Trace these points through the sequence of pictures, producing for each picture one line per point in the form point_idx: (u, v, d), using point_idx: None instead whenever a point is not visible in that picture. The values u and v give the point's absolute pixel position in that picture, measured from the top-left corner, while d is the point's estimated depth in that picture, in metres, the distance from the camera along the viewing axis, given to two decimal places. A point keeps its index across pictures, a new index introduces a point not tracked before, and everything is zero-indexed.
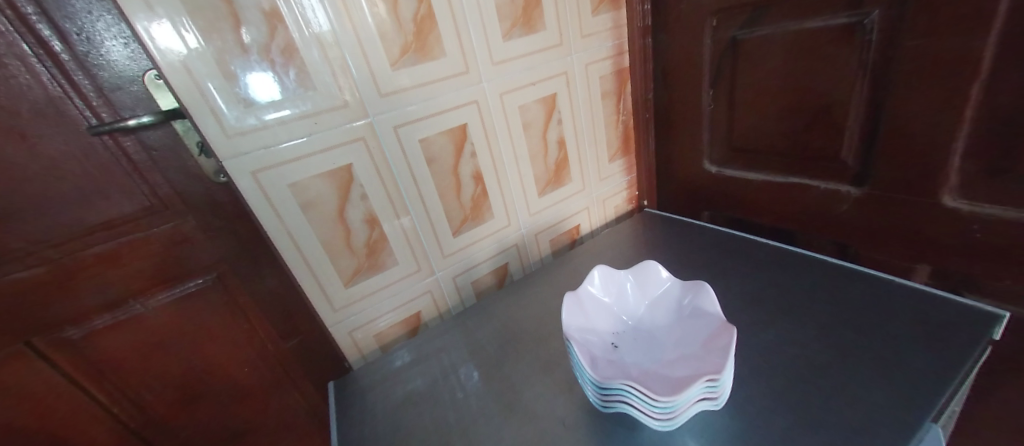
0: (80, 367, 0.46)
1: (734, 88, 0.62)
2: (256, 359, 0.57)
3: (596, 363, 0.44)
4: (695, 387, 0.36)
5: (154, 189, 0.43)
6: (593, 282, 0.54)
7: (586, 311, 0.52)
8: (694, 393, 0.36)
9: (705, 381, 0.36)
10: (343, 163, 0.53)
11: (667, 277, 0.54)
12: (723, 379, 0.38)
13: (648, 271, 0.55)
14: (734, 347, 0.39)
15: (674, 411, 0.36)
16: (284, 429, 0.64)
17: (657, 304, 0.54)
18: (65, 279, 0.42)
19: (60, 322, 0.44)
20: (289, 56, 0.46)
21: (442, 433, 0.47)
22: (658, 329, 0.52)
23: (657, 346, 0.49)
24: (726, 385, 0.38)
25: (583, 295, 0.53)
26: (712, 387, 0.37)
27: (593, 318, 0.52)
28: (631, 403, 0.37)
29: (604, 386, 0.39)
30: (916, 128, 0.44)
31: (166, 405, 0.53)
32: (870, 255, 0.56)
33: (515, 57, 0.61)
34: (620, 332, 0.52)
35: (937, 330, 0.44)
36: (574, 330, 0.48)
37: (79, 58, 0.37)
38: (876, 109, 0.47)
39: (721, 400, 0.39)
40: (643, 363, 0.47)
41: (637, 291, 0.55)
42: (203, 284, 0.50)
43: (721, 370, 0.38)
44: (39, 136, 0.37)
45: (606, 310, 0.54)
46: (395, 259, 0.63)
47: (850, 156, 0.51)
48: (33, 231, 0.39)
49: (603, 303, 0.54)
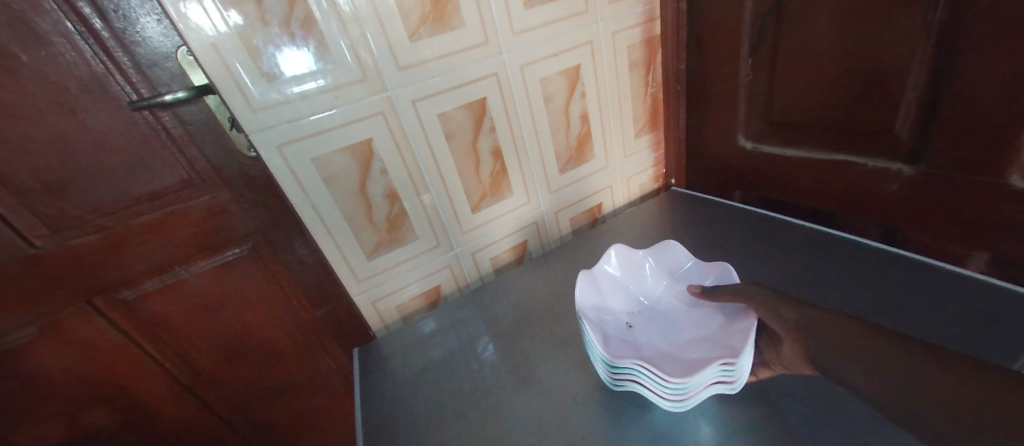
0: (134, 325, 0.51)
1: (776, 56, 0.57)
2: (290, 324, 0.61)
3: (610, 343, 0.43)
4: (710, 369, 0.35)
5: (191, 162, 0.46)
6: (609, 260, 0.54)
7: (599, 290, 0.51)
8: (709, 376, 0.36)
9: (721, 364, 0.36)
10: (363, 137, 0.53)
11: (687, 256, 0.52)
12: (740, 364, 0.37)
13: (666, 250, 0.54)
14: (754, 335, 0.38)
15: (688, 392, 0.35)
16: (316, 389, 0.69)
17: (675, 284, 0.53)
18: (118, 244, 0.46)
19: (117, 284, 0.48)
20: (308, 29, 0.45)
21: (459, 402, 0.49)
22: (676, 311, 0.51)
23: (674, 327, 0.48)
24: (744, 369, 0.37)
25: (598, 273, 0.52)
26: (729, 372, 0.37)
27: (607, 297, 0.51)
28: (641, 382, 0.37)
29: (616, 365, 0.39)
30: (990, 99, 0.38)
31: (211, 361, 0.58)
32: (920, 240, 0.51)
33: (537, 26, 0.59)
34: (636, 310, 0.52)
35: (981, 329, 0.42)
36: (587, 309, 0.48)
37: (118, 35, 0.39)
38: (938, 77, 0.42)
39: (739, 384, 0.38)
40: (658, 343, 0.46)
41: (655, 269, 0.54)
42: (241, 252, 0.54)
43: (739, 355, 0.37)
44: (87, 112, 0.40)
45: (621, 289, 0.53)
46: (415, 234, 0.64)
47: (904, 130, 0.46)
48: (88, 200, 0.43)
49: (619, 282, 0.53)
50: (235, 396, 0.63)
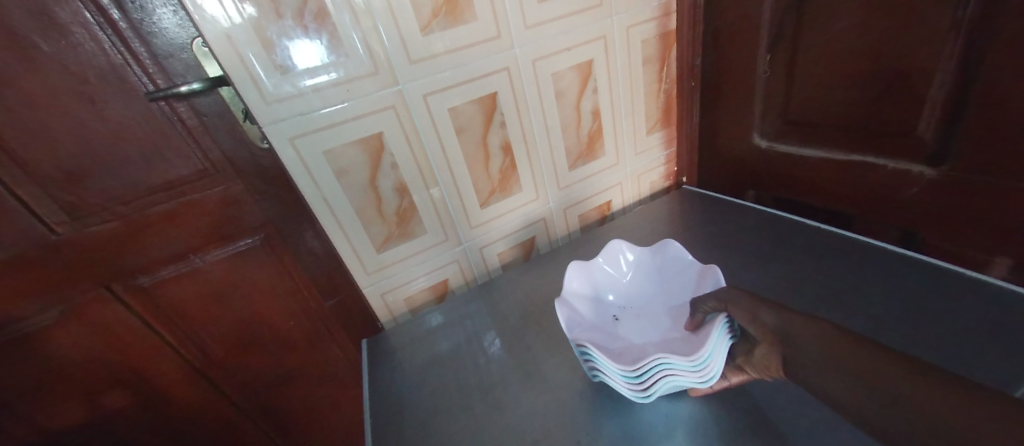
0: (150, 310, 0.53)
1: (796, 52, 0.56)
2: (300, 313, 0.62)
3: (586, 331, 0.48)
4: (652, 360, 0.37)
5: (206, 153, 0.47)
6: (606, 255, 0.57)
7: (593, 282, 0.55)
8: (658, 368, 0.37)
9: (668, 358, 0.37)
10: (374, 131, 0.53)
11: (685, 255, 0.53)
12: (704, 357, 0.38)
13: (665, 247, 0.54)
14: (711, 333, 0.38)
15: (637, 380, 0.39)
16: (325, 378, 0.70)
17: (671, 282, 0.54)
18: (135, 232, 0.48)
19: (134, 271, 0.50)
20: (321, 21, 0.45)
21: (464, 395, 0.49)
22: (665, 311, 0.52)
23: (657, 325, 0.51)
24: (712, 364, 0.38)
25: (594, 267, 0.55)
26: (686, 368, 0.37)
27: (599, 290, 0.55)
28: (603, 371, 0.41)
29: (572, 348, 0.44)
30: (1016, 100, 0.37)
31: (223, 348, 0.59)
32: (940, 245, 0.50)
33: (550, 20, 0.58)
34: (625, 305, 0.55)
35: (1000, 342, 0.40)
36: (576, 298, 0.52)
37: (136, 26, 0.39)
38: (966, 74, 0.40)
39: (710, 377, 0.38)
40: (635, 339, 0.49)
41: (653, 265, 0.56)
42: (254, 242, 0.55)
43: (701, 348, 0.38)
44: (106, 102, 0.41)
45: (615, 283, 0.56)
46: (423, 228, 0.64)
47: (928, 131, 0.45)
48: (107, 189, 0.44)
49: (615, 277, 0.57)
50: (246, 382, 0.64)
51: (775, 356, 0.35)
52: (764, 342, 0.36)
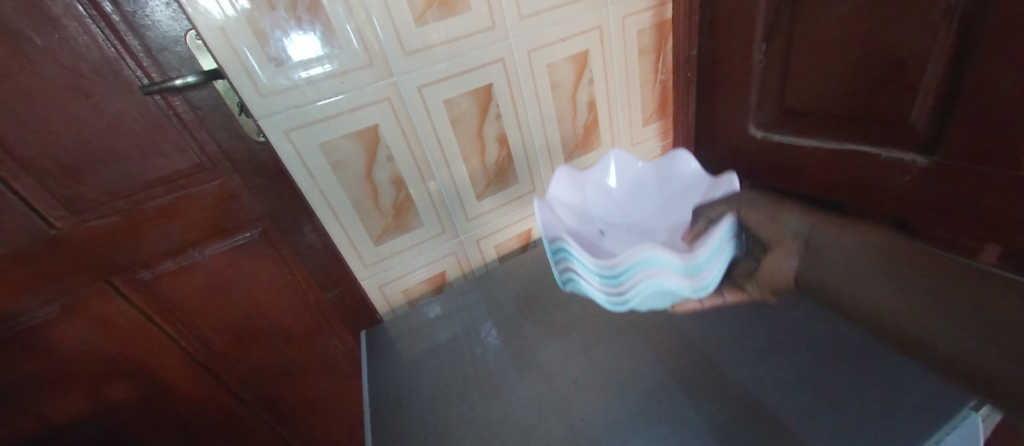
0: (150, 304, 0.53)
1: (791, 40, 0.56)
2: (299, 305, 0.63)
3: (573, 230, 0.58)
4: (642, 255, 0.45)
5: (202, 146, 0.47)
6: (599, 166, 0.63)
7: (584, 193, 0.63)
8: (645, 264, 0.46)
9: (666, 259, 0.45)
10: (369, 124, 0.53)
11: (697, 174, 0.59)
12: (701, 260, 0.46)
13: (678, 161, 0.61)
14: (712, 236, 0.47)
15: (621, 276, 0.48)
16: (326, 369, 0.71)
17: (672, 204, 0.61)
18: (134, 227, 0.48)
19: (133, 265, 0.50)
20: (315, 13, 0.45)
21: (462, 384, 0.50)
22: (654, 229, 0.61)
23: (642, 238, 0.60)
24: (708, 271, 0.47)
25: (589, 180, 0.63)
26: (683, 267, 0.46)
27: (591, 202, 0.63)
28: (576, 271, 0.52)
29: (558, 251, 0.52)
30: (1010, 89, 0.36)
31: (224, 340, 0.60)
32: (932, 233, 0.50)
33: (545, 10, 0.58)
34: (618, 224, 0.63)
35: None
36: (569, 209, 0.60)
37: (128, 19, 0.39)
38: (958, 62, 0.40)
39: (705, 285, 0.48)
40: (618, 249, 0.59)
41: (657, 180, 0.63)
42: (252, 235, 0.55)
43: (697, 253, 0.46)
44: (101, 96, 0.41)
45: (611, 172, 0.64)
46: (421, 220, 0.64)
47: (921, 120, 0.45)
48: (104, 184, 0.44)
49: (619, 163, 0.63)
50: (248, 374, 0.65)
51: (792, 257, 0.45)
52: (781, 244, 0.46)
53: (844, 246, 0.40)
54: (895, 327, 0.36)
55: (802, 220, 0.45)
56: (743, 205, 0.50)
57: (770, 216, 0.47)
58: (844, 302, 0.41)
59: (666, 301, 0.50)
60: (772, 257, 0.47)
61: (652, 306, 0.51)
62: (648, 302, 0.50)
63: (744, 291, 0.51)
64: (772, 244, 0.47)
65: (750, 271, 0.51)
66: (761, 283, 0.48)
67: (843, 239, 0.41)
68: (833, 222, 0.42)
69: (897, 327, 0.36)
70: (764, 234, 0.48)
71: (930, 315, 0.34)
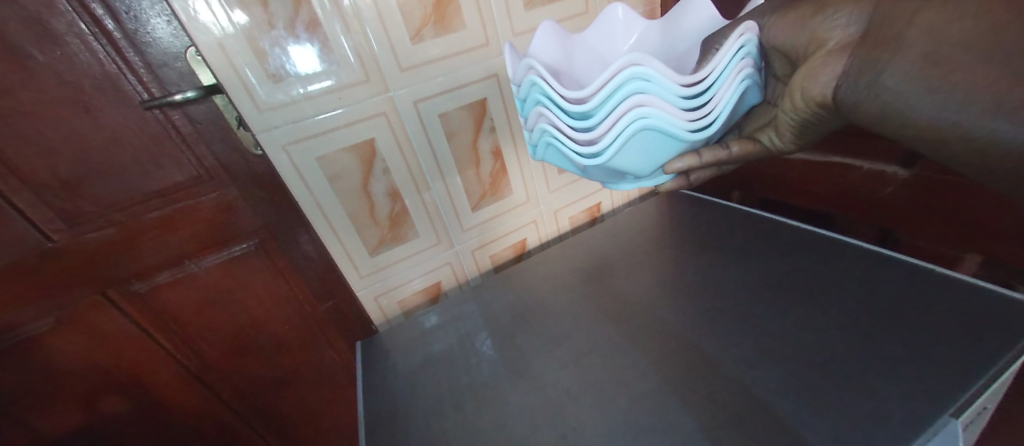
0: (145, 316, 0.54)
1: None
2: (295, 316, 0.63)
3: (562, 69, 0.49)
4: (625, 76, 0.33)
5: (200, 160, 0.48)
6: (594, 26, 0.53)
7: (573, 56, 0.51)
8: (628, 86, 0.34)
9: (655, 72, 0.33)
10: (365, 138, 0.54)
11: (707, 17, 0.46)
12: (709, 83, 0.34)
13: (687, 9, 0.47)
14: (728, 43, 0.34)
15: (596, 115, 0.36)
16: (320, 380, 0.71)
17: (687, 53, 0.48)
18: (130, 239, 0.48)
19: (129, 277, 0.51)
20: (313, 31, 0.47)
21: (456, 395, 0.50)
22: None
23: None
24: (718, 95, 0.34)
25: (578, 44, 0.52)
26: (676, 93, 0.34)
27: (580, 64, 0.51)
28: (553, 114, 0.39)
29: (529, 89, 0.41)
30: None
31: (219, 352, 0.60)
32: (914, 241, 0.52)
33: (538, 28, 0.59)
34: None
35: (977, 322, 0.41)
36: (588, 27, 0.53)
37: (130, 36, 0.40)
38: None
39: (711, 121, 0.35)
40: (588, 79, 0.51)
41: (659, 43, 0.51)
42: (248, 247, 0.56)
43: (704, 69, 0.34)
44: (102, 111, 0.42)
45: (613, 37, 0.53)
46: (416, 231, 0.65)
47: None
48: (102, 197, 0.45)
49: (614, 23, 0.53)
50: (242, 386, 0.65)
51: None
52: None
53: (908, 40, 0.30)
54: (922, 122, 0.31)
55: (856, 5, 0.33)
56: (772, 15, 0.39)
57: (806, 12, 0.36)
58: (840, 99, 0.35)
59: (661, 148, 0.37)
60: (806, 68, 0.36)
61: (638, 162, 0.38)
62: (635, 152, 0.36)
63: (756, 142, 0.43)
64: (806, 50, 0.36)
65: (765, 121, 0.44)
66: (787, 109, 0.38)
67: (913, 27, 0.30)
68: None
69: (880, 88, 0.32)
70: (791, 47, 0.38)
71: (935, 90, 0.29)
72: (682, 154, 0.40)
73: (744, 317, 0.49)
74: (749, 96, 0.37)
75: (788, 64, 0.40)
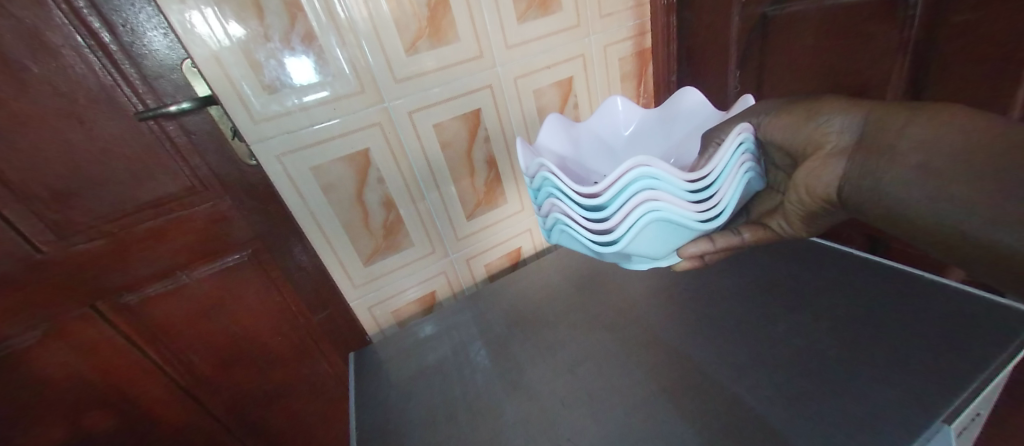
0: (135, 329, 0.53)
1: (763, 67, 0.58)
2: (288, 328, 0.63)
3: (571, 158, 0.51)
4: (632, 175, 0.33)
5: (194, 170, 0.48)
6: (596, 115, 0.55)
7: (578, 142, 0.53)
8: (637, 183, 0.34)
9: (664, 175, 0.33)
10: (360, 148, 0.54)
11: (702, 103, 0.49)
12: (712, 179, 0.35)
13: (682, 97, 0.50)
14: (729, 140, 0.35)
15: (608, 207, 0.36)
16: (313, 392, 0.70)
17: (686, 139, 0.50)
18: (121, 250, 0.48)
19: (119, 289, 0.50)
20: (308, 43, 0.47)
21: (451, 407, 0.49)
22: None
23: None
24: (723, 190, 0.35)
25: (583, 131, 0.54)
26: (684, 189, 0.34)
27: (586, 152, 0.53)
28: (563, 205, 0.38)
29: (539, 181, 0.41)
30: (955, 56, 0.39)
31: (209, 365, 0.59)
32: (903, 248, 0.53)
33: (530, 40, 0.60)
34: (622, 156, 0.55)
35: (964, 327, 0.41)
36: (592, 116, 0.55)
37: (126, 48, 0.40)
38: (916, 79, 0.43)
39: (721, 211, 0.36)
40: (602, 172, 0.53)
41: (660, 123, 0.53)
42: (241, 258, 0.55)
43: (708, 166, 0.35)
44: (95, 122, 0.42)
45: (614, 122, 0.56)
46: (410, 241, 0.65)
47: (896, 86, 0.44)
48: (93, 207, 0.45)
49: (615, 112, 0.56)
50: (233, 400, 0.64)
51: None
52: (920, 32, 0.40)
53: (903, 154, 0.29)
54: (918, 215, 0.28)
55: (847, 114, 0.33)
56: (764, 113, 0.38)
57: (798, 117, 0.35)
58: (844, 198, 0.33)
59: (673, 238, 0.37)
60: (806, 166, 0.34)
61: (652, 250, 0.38)
62: (647, 240, 0.36)
63: (766, 228, 0.39)
64: (804, 150, 0.35)
65: (772, 206, 0.41)
66: (792, 201, 0.36)
67: (905, 140, 0.29)
68: (896, 111, 0.30)
69: (884, 193, 0.30)
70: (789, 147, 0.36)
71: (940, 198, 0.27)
72: (694, 238, 0.38)
73: (739, 325, 0.49)
74: (752, 183, 0.38)
75: (787, 158, 0.38)
